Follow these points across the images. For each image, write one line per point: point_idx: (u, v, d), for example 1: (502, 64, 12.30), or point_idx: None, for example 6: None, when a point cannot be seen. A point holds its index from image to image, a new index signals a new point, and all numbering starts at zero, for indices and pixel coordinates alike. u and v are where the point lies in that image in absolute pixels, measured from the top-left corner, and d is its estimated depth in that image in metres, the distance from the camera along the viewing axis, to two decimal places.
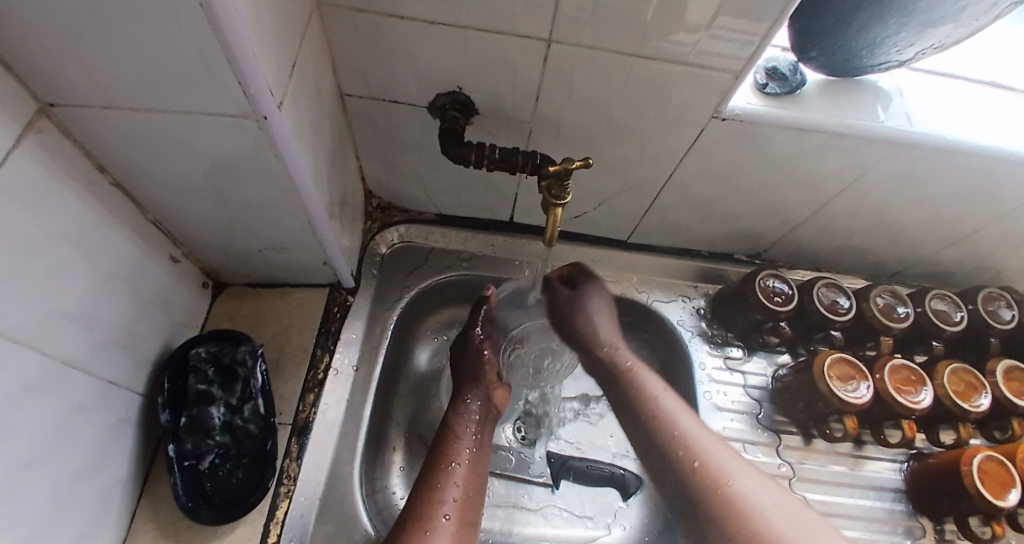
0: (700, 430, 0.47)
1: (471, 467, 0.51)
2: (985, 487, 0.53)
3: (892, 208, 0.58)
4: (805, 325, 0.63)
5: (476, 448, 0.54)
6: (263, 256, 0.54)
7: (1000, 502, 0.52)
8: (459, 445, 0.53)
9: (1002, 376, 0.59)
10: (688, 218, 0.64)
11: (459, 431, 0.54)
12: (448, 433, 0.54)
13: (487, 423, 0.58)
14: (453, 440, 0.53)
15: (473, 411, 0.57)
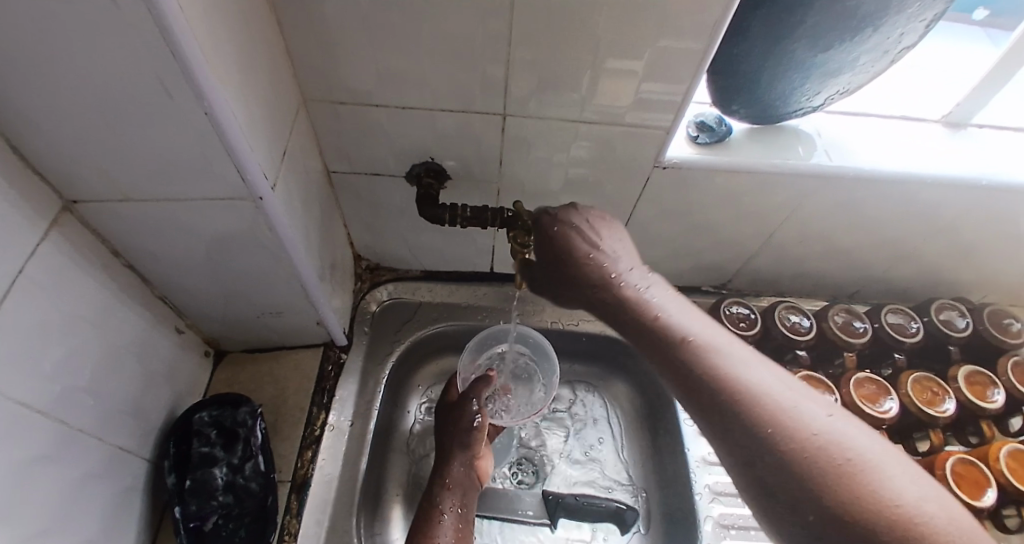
0: (774, 381, 0.36)
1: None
2: (961, 489, 0.55)
3: (836, 231, 0.63)
4: (774, 348, 0.67)
5: (460, 522, 0.56)
6: (261, 322, 0.58)
7: (977, 503, 0.54)
8: (445, 522, 0.55)
9: (966, 382, 0.62)
10: (654, 256, 0.70)
11: (443, 506, 0.56)
12: (432, 510, 0.56)
13: (470, 492, 0.59)
14: (436, 520, 0.55)
15: (458, 483, 0.59)
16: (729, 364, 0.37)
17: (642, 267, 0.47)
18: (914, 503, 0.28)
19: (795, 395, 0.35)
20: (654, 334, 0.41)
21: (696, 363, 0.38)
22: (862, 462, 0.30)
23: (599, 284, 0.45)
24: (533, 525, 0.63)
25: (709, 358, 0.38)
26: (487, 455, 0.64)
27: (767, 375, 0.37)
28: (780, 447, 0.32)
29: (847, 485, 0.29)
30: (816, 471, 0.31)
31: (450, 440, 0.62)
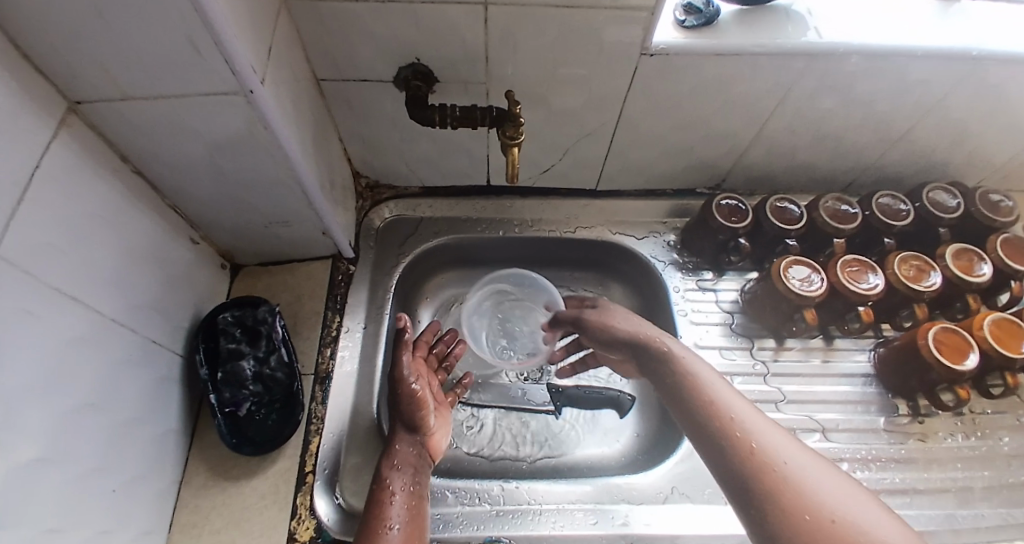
0: (768, 426, 0.38)
1: (409, 526, 0.45)
2: (943, 355, 0.58)
3: (828, 117, 0.63)
4: (763, 240, 0.69)
5: (415, 500, 0.47)
6: (269, 233, 0.61)
7: (958, 367, 0.57)
8: (394, 504, 0.46)
9: (955, 259, 0.63)
10: (646, 156, 0.70)
11: (392, 487, 0.48)
12: (379, 494, 0.47)
13: (422, 471, 0.51)
14: (385, 502, 0.46)
15: (407, 462, 0.51)
16: (725, 407, 0.41)
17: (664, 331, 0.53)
18: (851, 518, 0.31)
19: (785, 441, 0.37)
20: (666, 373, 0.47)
21: (693, 401, 0.43)
22: (811, 484, 0.33)
23: (619, 343, 0.55)
24: (540, 411, 0.69)
25: (711, 401, 0.42)
26: (438, 430, 0.57)
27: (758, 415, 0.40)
28: (753, 480, 0.35)
29: (786, 494, 0.33)
30: (765, 484, 0.34)
31: (396, 419, 0.54)
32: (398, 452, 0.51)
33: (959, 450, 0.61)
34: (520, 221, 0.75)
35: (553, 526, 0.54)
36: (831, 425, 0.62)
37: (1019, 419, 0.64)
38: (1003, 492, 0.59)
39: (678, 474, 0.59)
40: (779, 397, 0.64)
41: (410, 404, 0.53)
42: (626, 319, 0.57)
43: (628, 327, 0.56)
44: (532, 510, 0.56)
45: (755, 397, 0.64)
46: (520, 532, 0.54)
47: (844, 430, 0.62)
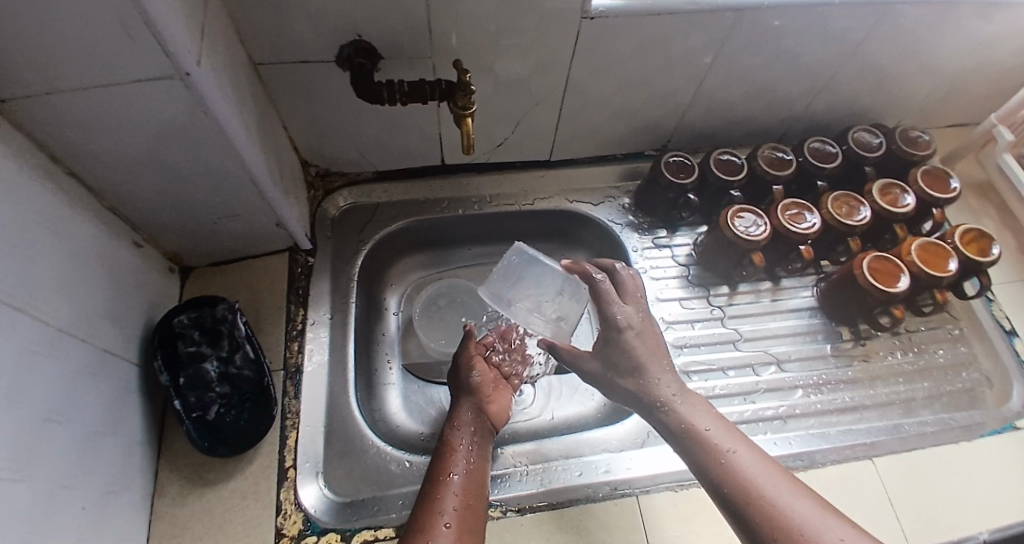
0: (811, 513, 0.40)
1: (468, 476, 0.47)
2: (877, 280, 0.63)
3: (759, 70, 0.67)
4: (709, 194, 0.73)
5: (474, 458, 0.50)
6: (219, 229, 0.58)
7: (889, 289, 0.62)
8: (457, 456, 0.49)
9: (879, 192, 0.69)
10: (595, 121, 0.72)
11: (455, 443, 0.51)
12: (444, 449, 0.50)
13: (483, 433, 0.53)
14: (448, 455, 0.49)
15: (467, 423, 0.53)
16: (763, 490, 0.42)
17: (670, 370, 0.53)
18: None
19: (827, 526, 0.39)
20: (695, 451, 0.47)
21: (697, 449, 0.46)
22: None
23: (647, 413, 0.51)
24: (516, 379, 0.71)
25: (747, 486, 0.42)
26: (498, 399, 0.58)
27: (791, 494, 0.41)
28: None
29: (792, 539, 0.38)
30: None
31: (457, 391, 0.58)
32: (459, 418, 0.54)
33: (898, 367, 0.67)
34: (477, 197, 0.75)
35: (540, 483, 0.56)
36: (784, 356, 0.68)
37: (948, 332, 0.69)
38: (940, 400, 0.64)
39: None
40: (736, 337, 0.69)
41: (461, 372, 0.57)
42: (655, 359, 0.53)
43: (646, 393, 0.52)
44: (518, 472, 0.57)
45: (714, 340, 0.68)
46: (509, 493, 0.55)
47: (795, 360, 0.67)
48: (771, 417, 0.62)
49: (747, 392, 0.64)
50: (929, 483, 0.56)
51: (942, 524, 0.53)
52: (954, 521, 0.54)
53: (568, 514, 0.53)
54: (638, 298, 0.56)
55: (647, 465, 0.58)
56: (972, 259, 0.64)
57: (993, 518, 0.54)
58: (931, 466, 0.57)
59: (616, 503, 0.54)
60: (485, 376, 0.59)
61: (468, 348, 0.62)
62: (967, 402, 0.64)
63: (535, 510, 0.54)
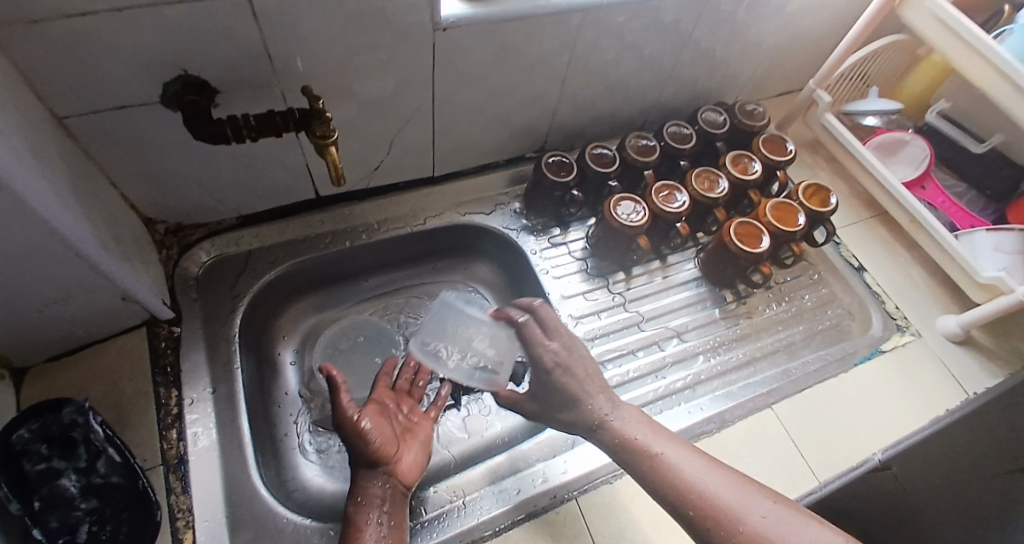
0: (724, 483, 0.46)
1: None
2: (743, 243, 0.70)
3: (613, 65, 0.71)
4: (591, 187, 0.76)
5: (385, 538, 0.45)
6: (49, 317, 0.49)
7: (752, 250, 0.69)
8: (367, 540, 0.44)
9: (732, 164, 0.77)
10: (470, 131, 0.72)
11: (363, 524, 0.45)
12: (350, 531, 0.45)
13: (394, 502, 0.49)
14: (355, 539, 0.44)
15: (374, 495, 0.48)
16: (686, 473, 0.47)
17: (603, 389, 0.56)
18: None
19: (739, 493, 0.45)
20: (631, 455, 0.50)
21: (631, 458, 0.50)
22: (773, 530, 0.42)
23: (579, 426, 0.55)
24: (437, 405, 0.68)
25: (674, 473, 0.47)
26: (406, 453, 0.53)
27: (707, 471, 0.47)
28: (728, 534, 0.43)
29: (715, 517, 0.44)
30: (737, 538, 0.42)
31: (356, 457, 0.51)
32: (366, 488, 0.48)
33: (776, 316, 0.75)
34: (360, 225, 0.71)
35: (478, 512, 0.55)
36: (683, 328, 0.73)
37: (811, 277, 0.78)
38: (815, 338, 0.73)
39: None
40: (639, 319, 0.73)
41: (359, 440, 0.49)
42: (587, 382, 0.55)
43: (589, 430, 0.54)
44: (454, 507, 0.56)
45: (620, 326, 0.72)
46: (448, 534, 0.53)
47: (692, 329, 0.73)
48: (681, 388, 0.67)
49: (658, 368, 0.68)
50: (822, 417, 0.63)
51: (844, 453, 0.61)
52: (850, 448, 0.61)
53: (510, 539, 0.53)
54: (559, 329, 0.59)
55: (580, 466, 0.58)
56: (814, 210, 0.73)
57: (882, 439, 0.62)
58: (822, 403, 0.65)
59: (557, 513, 0.54)
60: (385, 433, 0.52)
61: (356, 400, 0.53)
62: (838, 335, 0.73)
63: (478, 543, 0.52)
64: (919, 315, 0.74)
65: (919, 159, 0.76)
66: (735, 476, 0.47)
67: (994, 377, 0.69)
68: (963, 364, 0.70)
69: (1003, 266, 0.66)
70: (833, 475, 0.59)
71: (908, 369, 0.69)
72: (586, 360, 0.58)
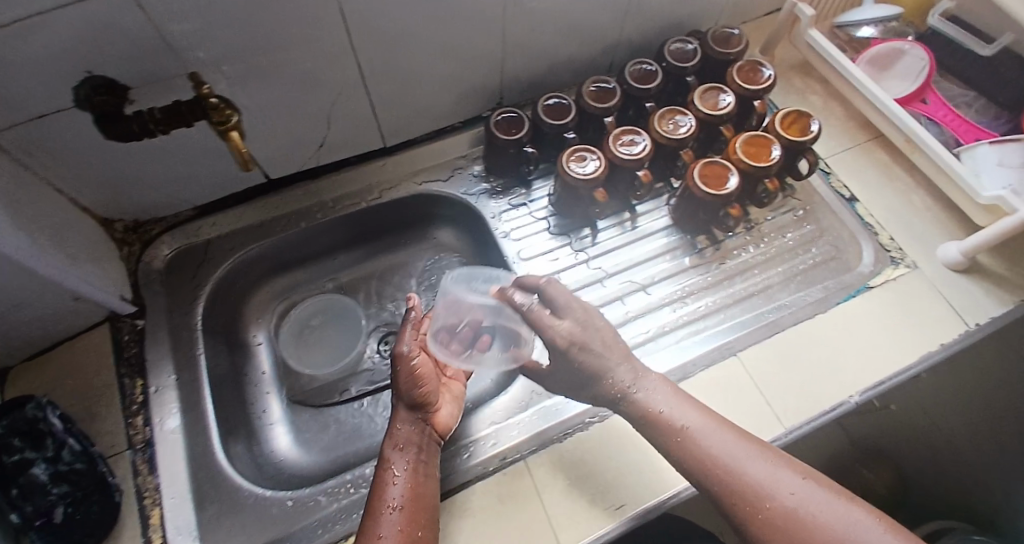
0: (751, 458, 0.43)
1: (411, 503, 0.44)
2: (707, 185, 0.65)
3: (556, 6, 0.65)
4: (546, 140, 0.72)
5: (416, 484, 0.45)
6: (9, 324, 0.51)
7: (717, 192, 0.65)
8: (397, 484, 0.45)
9: (700, 99, 0.70)
10: (414, 96, 0.68)
11: (396, 466, 0.46)
12: (381, 471, 0.46)
13: (429, 448, 0.50)
14: (385, 480, 0.45)
15: (411, 441, 0.48)
16: (711, 450, 0.44)
17: (626, 364, 0.50)
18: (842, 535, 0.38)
19: (767, 467, 0.42)
20: (653, 427, 0.48)
21: (654, 431, 0.47)
22: (801, 509, 0.39)
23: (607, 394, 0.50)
24: None
25: (698, 449, 0.44)
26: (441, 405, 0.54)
27: (734, 445, 0.44)
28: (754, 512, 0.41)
29: (740, 495, 0.42)
30: (761, 517, 0.40)
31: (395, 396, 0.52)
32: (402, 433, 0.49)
33: (753, 260, 0.70)
34: (311, 206, 0.71)
35: None
36: (650, 279, 0.70)
37: (795, 213, 0.72)
38: (794, 281, 0.68)
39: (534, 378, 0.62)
40: (602, 275, 0.70)
41: (408, 383, 0.50)
42: (609, 356, 0.50)
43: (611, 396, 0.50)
44: (448, 454, 0.56)
45: (583, 283, 0.69)
46: None
47: (659, 280, 0.70)
48: (643, 341, 0.64)
49: (620, 323, 0.66)
50: (795, 361, 0.60)
51: (817, 395, 0.58)
52: (823, 390, 0.58)
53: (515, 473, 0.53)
54: (576, 307, 0.52)
55: (574, 407, 0.58)
56: (791, 141, 0.66)
57: (860, 381, 0.58)
58: (798, 345, 0.61)
59: (505, 472, 0.54)
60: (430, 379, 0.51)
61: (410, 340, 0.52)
62: (822, 274, 0.68)
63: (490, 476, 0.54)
64: (917, 243, 0.67)
65: (917, 70, 0.66)
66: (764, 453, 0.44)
67: (1001, 305, 0.62)
68: (964, 293, 0.63)
69: (1006, 183, 0.58)
70: (803, 419, 0.56)
71: (897, 303, 0.63)
72: (604, 331, 0.52)
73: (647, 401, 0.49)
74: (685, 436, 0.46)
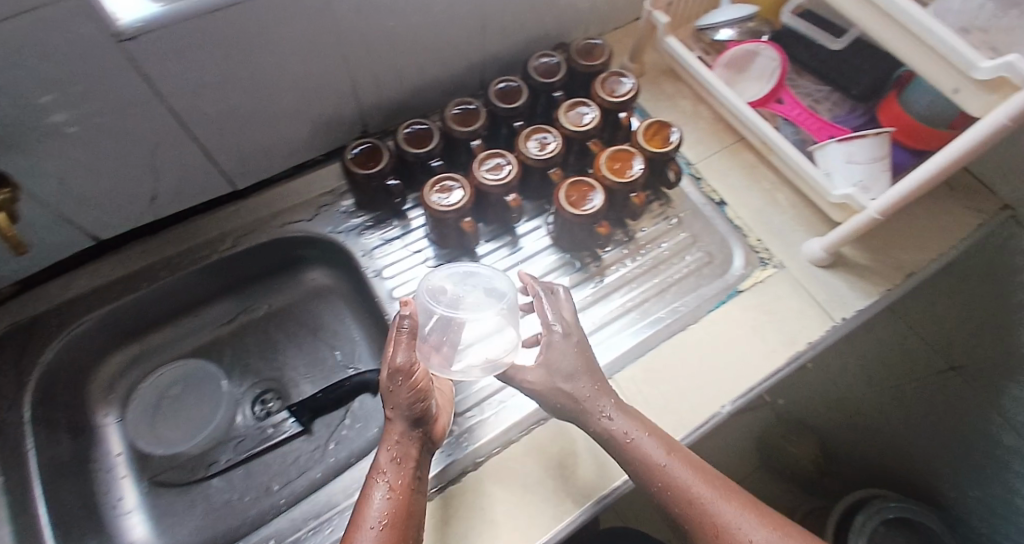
0: (722, 500, 0.45)
1: (393, 524, 0.40)
2: (568, 203, 0.64)
3: (399, 30, 0.59)
4: (411, 170, 0.68)
5: (403, 502, 0.42)
6: None
7: (576, 210, 0.63)
8: (382, 501, 0.41)
9: (564, 115, 0.68)
10: (254, 137, 0.62)
11: (381, 482, 0.43)
12: (365, 486, 0.43)
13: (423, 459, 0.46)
14: (367, 497, 0.42)
15: (406, 454, 0.45)
16: (687, 488, 0.45)
17: (603, 385, 0.51)
18: None
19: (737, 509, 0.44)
20: (627, 462, 0.48)
21: (630, 465, 0.47)
22: None
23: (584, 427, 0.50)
24: (286, 437, 0.69)
25: (675, 487, 0.45)
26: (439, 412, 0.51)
27: (709, 487, 0.46)
28: None
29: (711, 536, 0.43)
30: None
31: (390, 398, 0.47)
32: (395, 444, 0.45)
33: (629, 274, 0.70)
34: (155, 264, 0.66)
35: None
36: None
37: (669, 222, 0.72)
38: (669, 291, 0.68)
39: None
40: None
41: (410, 396, 0.43)
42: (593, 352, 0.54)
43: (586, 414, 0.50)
44: None
45: None
46: None
47: None
48: None
49: None
50: (671, 376, 0.60)
51: (691, 409, 0.57)
52: (696, 403, 0.58)
53: (468, 484, 0.53)
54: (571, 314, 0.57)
55: (471, 442, 0.55)
56: (654, 153, 0.65)
57: (734, 390, 0.59)
58: (674, 360, 0.61)
59: None
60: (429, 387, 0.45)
61: (408, 350, 0.43)
62: (696, 281, 0.68)
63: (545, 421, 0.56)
64: (783, 243, 0.68)
65: (772, 70, 0.65)
66: (734, 498, 0.45)
67: (866, 298, 0.64)
68: (830, 288, 0.65)
69: (856, 179, 0.57)
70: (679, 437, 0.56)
71: (765, 305, 0.64)
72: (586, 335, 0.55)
73: (624, 436, 0.48)
74: (666, 474, 0.46)
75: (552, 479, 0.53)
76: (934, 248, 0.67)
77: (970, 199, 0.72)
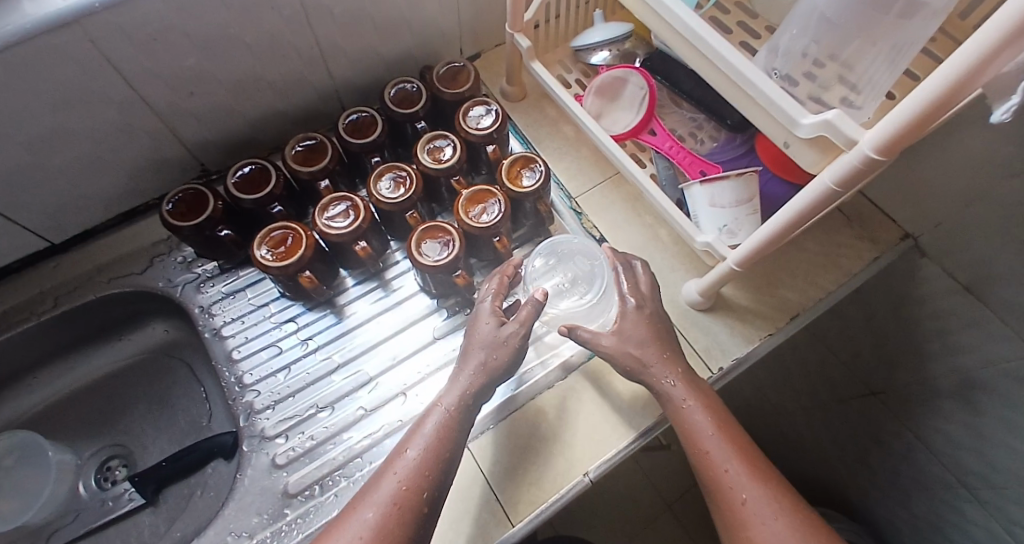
0: (752, 481, 0.42)
1: (427, 455, 0.42)
2: (416, 244, 0.57)
3: (211, 68, 0.52)
4: (250, 216, 0.61)
5: (443, 438, 0.44)
6: None
7: (419, 259, 0.56)
8: (429, 428, 0.44)
9: (422, 150, 0.61)
10: (57, 188, 0.55)
11: (432, 412, 0.46)
12: (428, 408, 0.47)
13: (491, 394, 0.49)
14: (421, 421, 0.45)
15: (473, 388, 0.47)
16: (716, 460, 0.43)
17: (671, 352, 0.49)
18: None
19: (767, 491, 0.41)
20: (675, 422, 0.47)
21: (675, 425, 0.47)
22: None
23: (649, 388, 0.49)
24: (129, 510, 0.63)
25: (704, 456, 0.44)
26: None
27: (747, 463, 0.43)
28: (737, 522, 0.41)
29: (731, 508, 0.41)
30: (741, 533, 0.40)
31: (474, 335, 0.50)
32: (476, 381, 0.47)
33: None
34: None
35: None
36: (400, 351, 0.61)
37: None
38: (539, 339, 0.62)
39: (230, 514, 0.54)
40: (332, 364, 0.61)
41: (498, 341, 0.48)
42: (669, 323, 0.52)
43: (646, 372, 0.48)
44: None
45: (311, 378, 0.60)
46: None
47: (397, 359, 0.61)
48: (364, 449, 0.55)
49: (347, 426, 0.57)
50: (565, 417, 0.56)
51: (545, 483, 0.53)
52: (553, 475, 0.53)
53: None
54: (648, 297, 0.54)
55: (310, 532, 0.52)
56: (516, 194, 0.59)
57: (593, 457, 0.54)
58: (586, 387, 0.57)
59: None
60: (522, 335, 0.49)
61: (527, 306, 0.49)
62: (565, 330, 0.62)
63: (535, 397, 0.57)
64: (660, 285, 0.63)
65: (639, 100, 0.60)
66: (767, 486, 0.42)
67: (746, 344, 0.59)
68: (709, 335, 0.60)
69: (722, 224, 0.52)
70: (530, 516, 0.51)
71: None
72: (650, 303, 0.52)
73: (678, 400, 0.47)
74: (704, 441, 0.44)
75: (621, 415, 0.56)
76: (820, 286, 0.64)
77: (866, 228, 0.67)
